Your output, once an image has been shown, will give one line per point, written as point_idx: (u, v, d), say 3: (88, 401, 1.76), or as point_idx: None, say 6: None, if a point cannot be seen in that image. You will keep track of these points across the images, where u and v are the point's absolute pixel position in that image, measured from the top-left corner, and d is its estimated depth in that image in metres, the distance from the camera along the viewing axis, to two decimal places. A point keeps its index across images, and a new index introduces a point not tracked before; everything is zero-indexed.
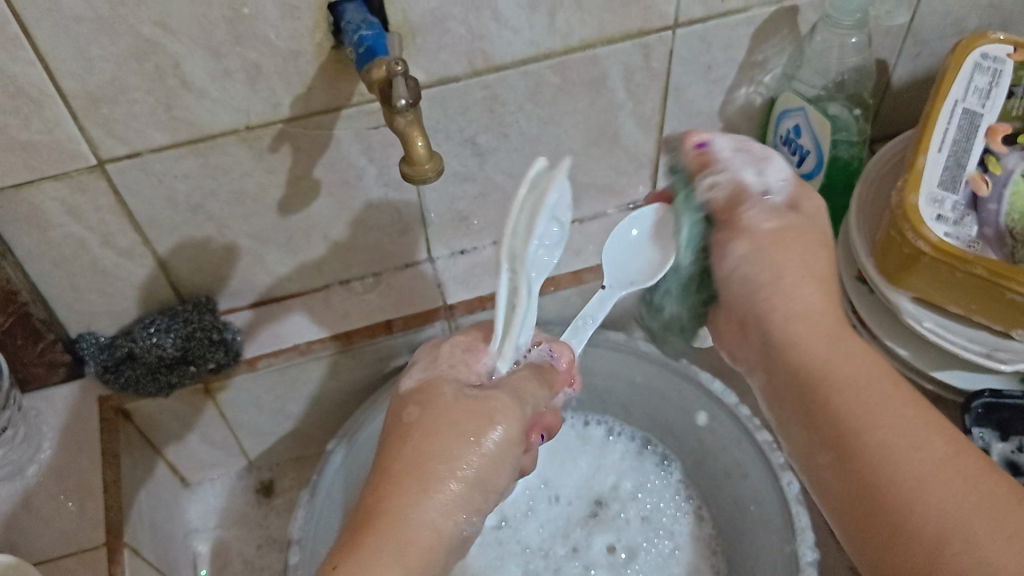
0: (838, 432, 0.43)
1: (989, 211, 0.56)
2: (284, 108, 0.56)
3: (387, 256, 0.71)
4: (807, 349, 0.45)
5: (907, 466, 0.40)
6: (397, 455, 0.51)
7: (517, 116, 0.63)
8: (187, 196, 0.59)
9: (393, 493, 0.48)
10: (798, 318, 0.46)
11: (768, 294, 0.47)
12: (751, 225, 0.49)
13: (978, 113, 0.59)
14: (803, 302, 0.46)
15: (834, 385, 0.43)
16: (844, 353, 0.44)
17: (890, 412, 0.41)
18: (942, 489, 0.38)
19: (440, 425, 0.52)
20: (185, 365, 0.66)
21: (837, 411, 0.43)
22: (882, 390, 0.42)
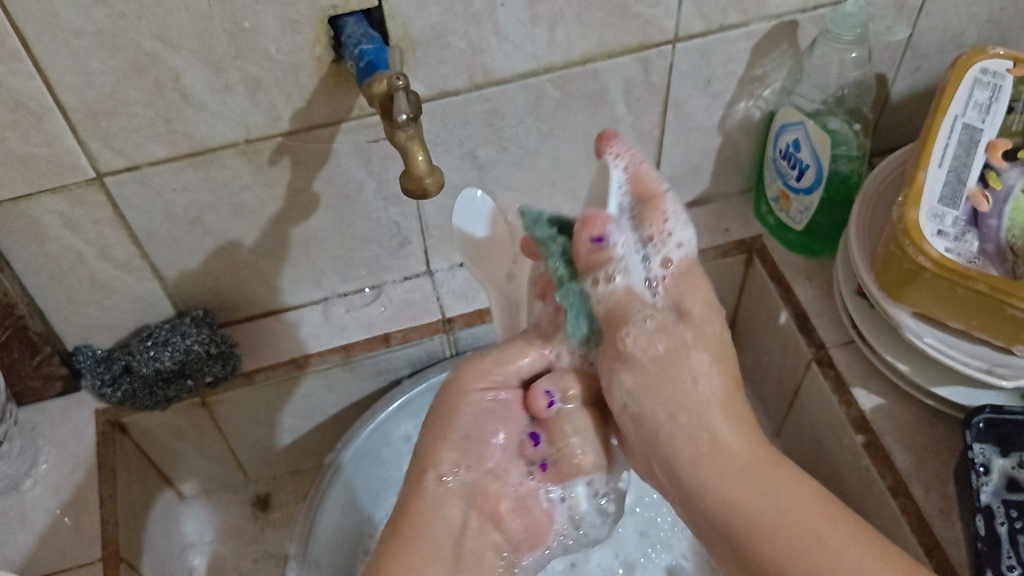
0: (754, 558, 0.50)
1: (989, 226, 0.57)
2: (284, 122, 0.56)
3: (386, 268, 0.70)
4: (717, 491, 0.52)
5: (816, 547, 0.49)
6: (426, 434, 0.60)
7: (516, 130, 0.63)
8: (185, 210, 0.59)
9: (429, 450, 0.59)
10: (720, 457, 0.53)
11: (689, 463, 0.54)
12: (635, 359, 0.56)
13: (978, 129, 0.59)
14: (729, 433, 0.54)
15: (755, 508, 0.51)
16: (784, 500, 0.51)
17: (783, 505, 0.51)
18: (830, 557, 0.48)
19: (458, 405, 0.59)
20: (183, 378, 0.65)
21: (755, 526, 0.51)
22: (765, 474, 0.52)
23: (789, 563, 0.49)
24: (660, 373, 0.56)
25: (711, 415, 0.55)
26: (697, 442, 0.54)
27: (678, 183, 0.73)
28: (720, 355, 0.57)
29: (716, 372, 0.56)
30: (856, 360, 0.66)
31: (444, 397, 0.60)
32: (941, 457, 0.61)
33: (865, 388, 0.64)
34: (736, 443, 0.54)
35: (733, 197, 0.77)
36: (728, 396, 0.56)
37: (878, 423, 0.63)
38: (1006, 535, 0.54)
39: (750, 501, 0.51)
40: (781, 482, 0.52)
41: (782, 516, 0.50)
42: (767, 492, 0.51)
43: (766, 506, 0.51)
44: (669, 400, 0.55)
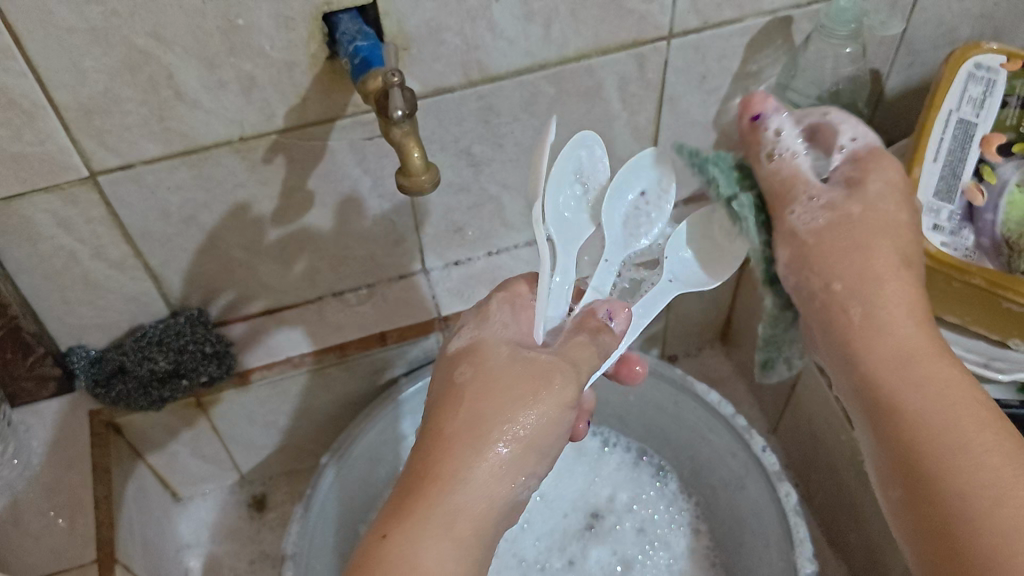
0: (878, 391, 0.47)
1: (984, 221, 0.56)
2: (278, 120, 0.56)
3: (381, 267, 0.70)
4: (873, 355, 0.47)
5: (942, 432, 0.44)
6: (450, 419, 0.46)
7: (512, 127, 0.62)
8: (179, 208, 0.59)
9: (447, 432, 0.46)
10: (871, 327, 0.48)
11: (823, 301, 0.49)
12: (794, 225, 0.51)
13: (972, 123, 0.59)
14: (853, 266, 0.49)
15: (885, 381, 0.47)
16: (946, 396, 0.45)
17: (967, 428, 0.43)
18: (1002, 488, 0.41)
19: (494, 389, 0.47)
20: (177, 379, 0.65)
21: (902, 400, 0.46)
22: (914, 356, 0.47)
23: (935, 451, 0.44)
24: (829, 238, 0.50)
25: (886, 285, 0.48)
26: (851, 308, 0.48)
27: None
28: (886, 229, 0.50)
29: (891, 252, 0.49)
30: None
31: (476, 371, 0.48)
32: None
33: None
34: (904, 296, 0.48)
35: None
36: (896, 263, 0.49)
37: None
38: None
39: (910, 384, 0.46)
40: (925, 357, 0.46)
41: (930, 387, 0.45)
42: (914, 348, 0.47)
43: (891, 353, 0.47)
44: (839, 270, 0.49)
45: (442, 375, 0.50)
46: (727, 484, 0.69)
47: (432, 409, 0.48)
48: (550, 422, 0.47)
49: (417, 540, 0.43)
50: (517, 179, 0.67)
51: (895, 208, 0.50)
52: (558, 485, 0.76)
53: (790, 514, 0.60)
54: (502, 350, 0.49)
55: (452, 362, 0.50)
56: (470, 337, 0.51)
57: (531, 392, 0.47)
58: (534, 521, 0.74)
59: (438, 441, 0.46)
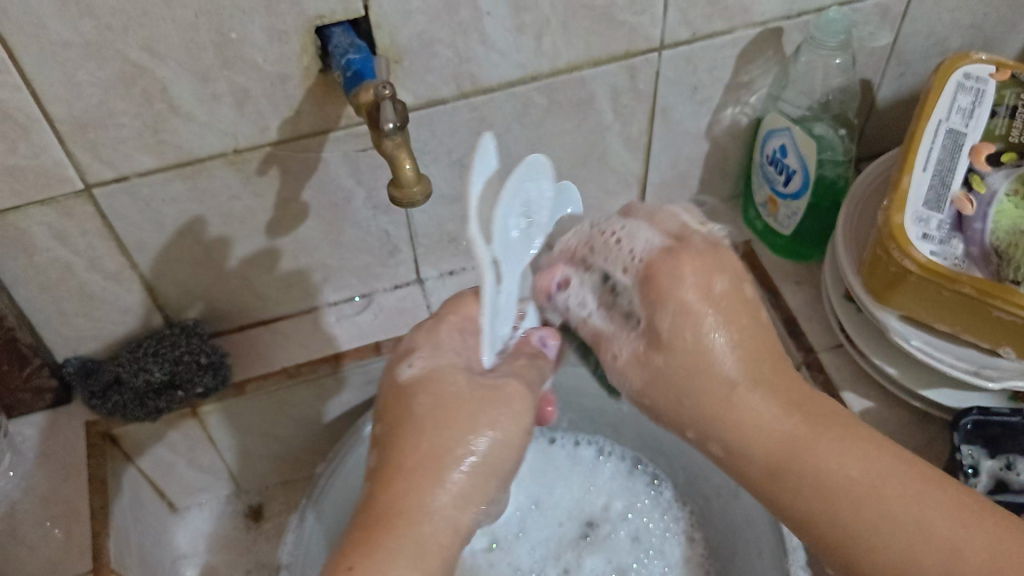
0: (808, 516, 0.45)
1: (974, 230, 0.55)
2: (272, 132, 0.56)
3: (376, 277, 0.71)
4: (755, 457, 0.46)
5: (858, 506, 0.43)
6: (413, 448, 0.48)
7: (504, 138, 0.63)
8: (175, 220, 0.59)
9: (410, 461, 0.47)
10: (748, 431, 0.46)
11: (676, 405, 0.47)
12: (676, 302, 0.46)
13: (962, 132, 0.60)
14: (749, 401, 0.46)
15: (812, 469, 0.44)
16: (860, 475, 0.43)
17: (889, 510, 0.42)
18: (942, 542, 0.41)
19: (452, 416, 0.48)
20: (173, 390, 0.65)
21: (809, 500, 0.44)
22: (828, 441, 0.45)
23: (862, 548, 0.43)
24: (671, 363, 0.47)
25: (741, 395, 0.46)
26: (770, 423, 0.46)
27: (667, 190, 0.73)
28: (727, 311, 0.46)
29: (739, 358, 0.46)
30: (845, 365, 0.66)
31: (435, 398, 0.49)
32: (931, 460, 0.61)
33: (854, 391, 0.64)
34: (768, 404, 0.46)
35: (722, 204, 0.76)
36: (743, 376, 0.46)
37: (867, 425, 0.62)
38: None
39: (822, 482, 0.44)
40: (825, 436, 0.45)
41: (850, 463, 0.44)
42: (806, 438, 0.45)
43: (822, 452, 0.44)
44: (699, 390, 0.46)
45: (394, 403, 0.51)
46: (722, 493, 0.69)
47: (389, 436, 0.49)
48: (507, 447, 0.49)
49: (390, 567, 0.44)
50: None
51: (709, 276, 0.46)
52: (551, 495, 0.76)
53: (784, 525, 0.60)
54: (460, 377, 0.51)
55: (404, 391, 0.51)
56: (423, 364, 0.52)
57: (487, 414, 0.49)
58: (526, 531, 0.74)
59: (401, 471, 0.47)
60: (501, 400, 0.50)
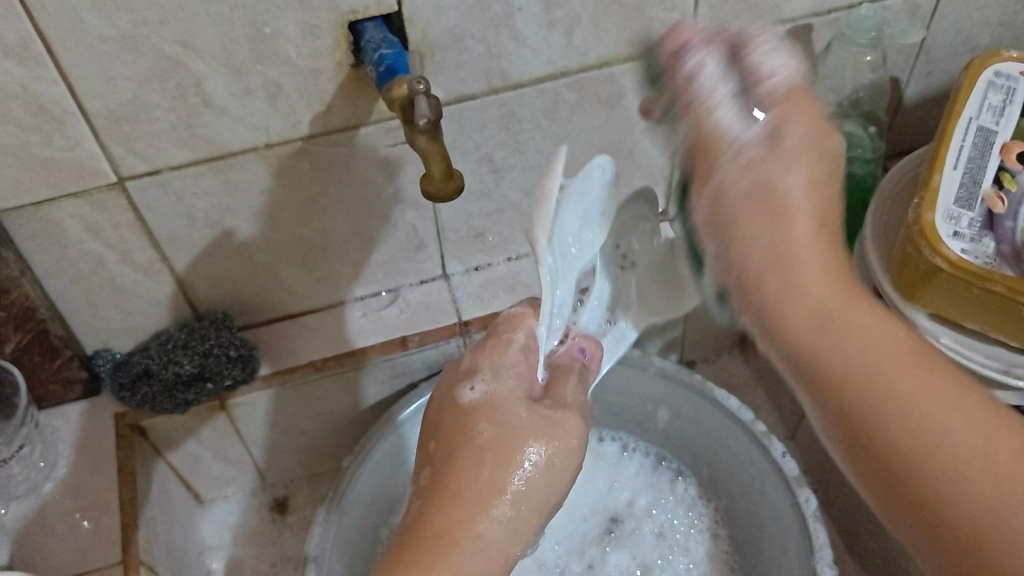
0: (804, 353, 0.40)
1: (1005, 228, 0.56)
2: (303, 126, 0.57)
3: (402, 272, 0.71)
4: (790, 304, 0.40)
5: (900, 391, 0.38)
6: (445, 469, 0.48)
7: (533, 133, 0.63)
8: (206, 214, 0.60)
9: (461, 490, 0.47)
10: (795, 285, 0.40)
11: (755, 280, 0.41)
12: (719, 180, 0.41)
13: (993, 130, 0.59)
14: (812, 262, 0.40)
15: (856, 389, 0.39)
16: (874, 344, 0.39)
17: (907, 404, 0.38)
18: (941, 426, 0.37)
19: (516, 441, 0.49)
20: (202, 383, 0.65)
21: (823, 350, 0.40)
22: (857, 312, 0.40)
23: (864, 415, 0.39)
24: (758, 202, 0.40)
25: (793, 218, 0.40)
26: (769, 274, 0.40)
27: None
28: (807, 167, 0.40)
29: (814, 233, 0.40)
30: None
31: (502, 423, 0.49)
32: None
33: None
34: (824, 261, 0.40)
35: None
36: (807, 261, 0.40)
37: None
38: None
39: (838, 343, 0.39)
40: (859, 320, 0.40)
41: (871, 351, 0.39)
42: (841, 315, 0.40)
43: (851, 335, 0.39)
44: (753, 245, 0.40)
45: (453, 427, 0.51)
46: (748, 490, 0.69)
47: (442, 459, 0.50)
48: (540, 483, 0.49)
49: None
50: (538, 186, 0.67)
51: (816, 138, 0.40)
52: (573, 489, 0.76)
53: (810, 520, 0.60)
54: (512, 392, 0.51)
55: (464, 420, 0.50)
56: (485, 388, 0.51)
57: (549, 441, 0.49)
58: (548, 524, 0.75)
59: (438, 492, 0.48)
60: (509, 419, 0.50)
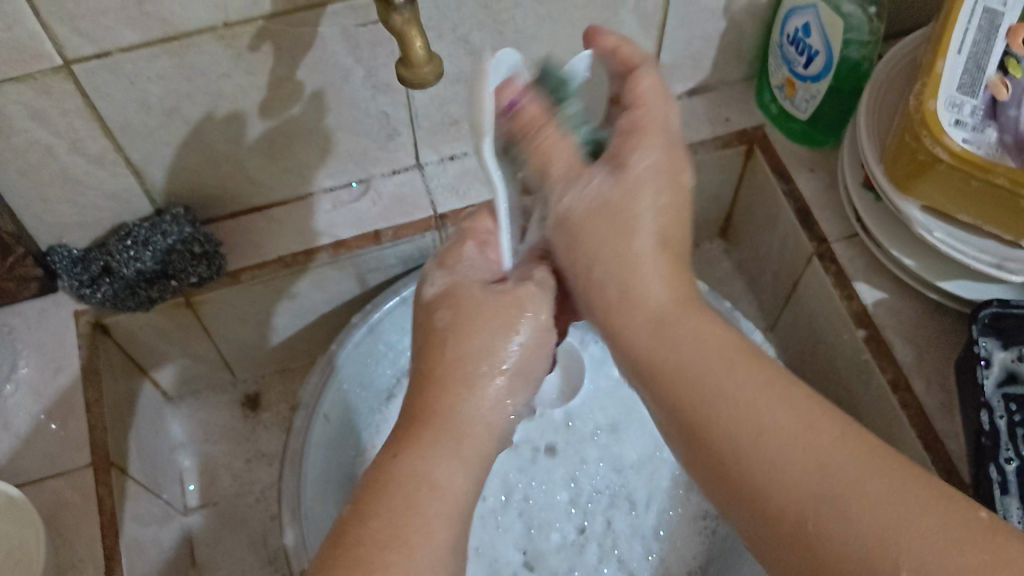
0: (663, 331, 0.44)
1: (1008, 117, 0.52)
2: (264, 4, 0.52)
3: (373, 161, 0.67)
4: (632, 300, 0.46)
5: (711, 383, 0.41)
6: (439, 358, 0.47)
7: (513, 12, 0.59)
8: (161, 99, 0.56)
9: (461, 412, 0.45)
10: (636, 283, 0.46)
11: (608, 307, 0.47)
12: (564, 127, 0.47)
13: (999, 12, 0.55)
14: (643, 271, 0.47)
15: (683, 359, 0.43)
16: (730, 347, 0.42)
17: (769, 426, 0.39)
18: (791, 444, 0.38)
19: (452, 364, 0.47)
20: (165, 280, 0.62)
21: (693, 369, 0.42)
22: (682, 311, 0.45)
23: (708, 411, 0.41)
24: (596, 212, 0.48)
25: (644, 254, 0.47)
26: (631, 307, 0.46)
27: (677, 72, 0.70)
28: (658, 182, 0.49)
29: (660, 257, 0.47)
30: (858, 255, 0.63)
31: (426, 362, 0.48)
32: (942, 353, 0.60)
33: (867, 283, 0.62)
34: (713, 329, 0.44)
35: (735, 85, 0.72)
36: (679, 194, 0.50)
37: (880, 317, 0.61)
38: (1004, 429, 0.56)
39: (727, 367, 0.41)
40: (690, 323, 0.44)
41: (733, 364, 0.42)
42: (709, 338, 0.43)
43: (681, 326, 0.44)
44: (601, 254, 0.48)
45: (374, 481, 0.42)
46: None
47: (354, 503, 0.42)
48: (536, 345, 0.48)
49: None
50: None
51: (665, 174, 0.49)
52: (594, 442, 0.78)
53: None
54: (593, 208, 0.48)
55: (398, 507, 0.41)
56: (444, 283, 0.51)
57: (501, 319, 0.48)
58: (572, 469, 0.77)
59: (414, 424, 0.45)
60: (671, 169, 0.49)
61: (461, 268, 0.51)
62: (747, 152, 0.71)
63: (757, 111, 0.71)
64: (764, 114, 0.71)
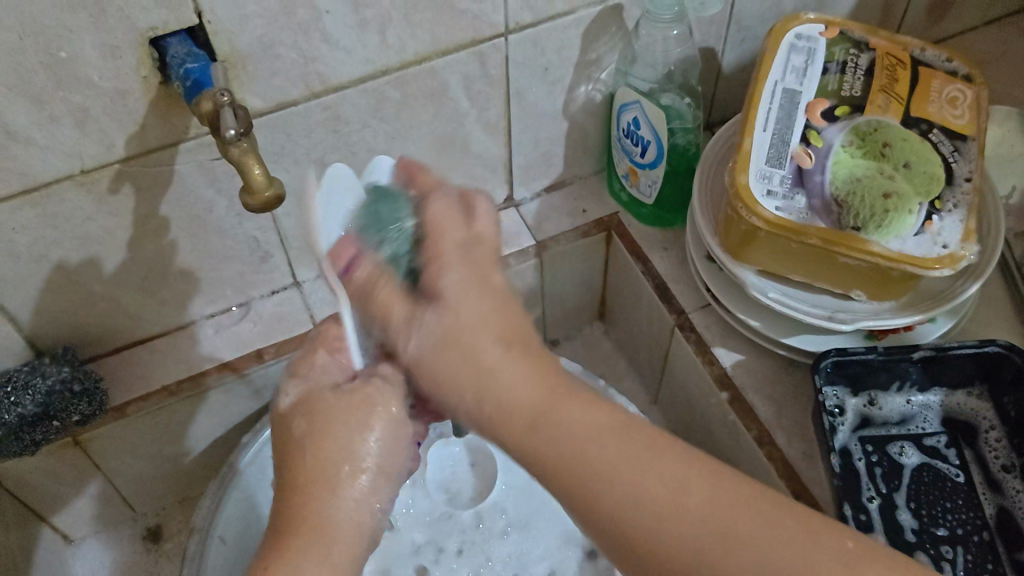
0: (539, 441, 0.40)
1: (814, 183, 0.58)
2: (119, 149, 0.55)
3: (251, 285, 0.70)
4: (516, 410, 0.40)
5: (591, 462, 0.39)
6: (300, 468, 0.48)
7: (363, 133, 0.63)
8: (28, 248, 0.58)
9: (329, 519, 0.47)
10: (496, 392, 0.41)
11: (490, 416, 0.41)
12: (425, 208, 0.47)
13: (797, 91, 0.62)
14: (513, 373, 0.41)
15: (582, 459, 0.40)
16: (594, 423, 0.40)
17: (657, 490, 0.39)
18: (686, 512, 0.38)
19: (310, 468, 0.48)
20: (48, 421, 0.63)
21: (557, 455, 0.40)
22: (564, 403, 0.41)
23: (591, 495, 0.39)
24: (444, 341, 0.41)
25: (484, 347, 0.41)
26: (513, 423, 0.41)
27: (531, 172, 0.75)
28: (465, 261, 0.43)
29: (503, 350, 0.41)
30: (714, 323, 0.68)
31: (286, 468, 0.49)
32: (799, 404, 0.63)
33: (725, 347, 0.66)
34: (585, 409, 0.40)
35: (589, 178, 0.78)
36: (504, 298, 0.43)
37: (739, 378, 0.65)
38: (863, 469, 0.61)
39: (597, 453, 0.39)
40: (573, 399, 0.41)
41: (597, 435, 0.40)
42: (559, 404, 0.40)
43: (574, 423, 0.40)
44: (447, 377, 0.41)
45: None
46: None
47: None
48: (393, 441, 0.49)
49: None
50: None
51: (454, 229, 0.44)
52: (502, 534, 0.76)
53: None
54: (436, 340, 0.42)
55: None
56: (298, 392, 0.52)
57: (353, 415, 0.49)
58: (477, 565, 0.75)
59: (282, 537, 0.47)
60: (476, 229, 0.44)
61: (314, 374, 0.53)
62: (607, 239, 0.76)
63: (611, 201, 0.76)
64: (616, 203, 0.76)
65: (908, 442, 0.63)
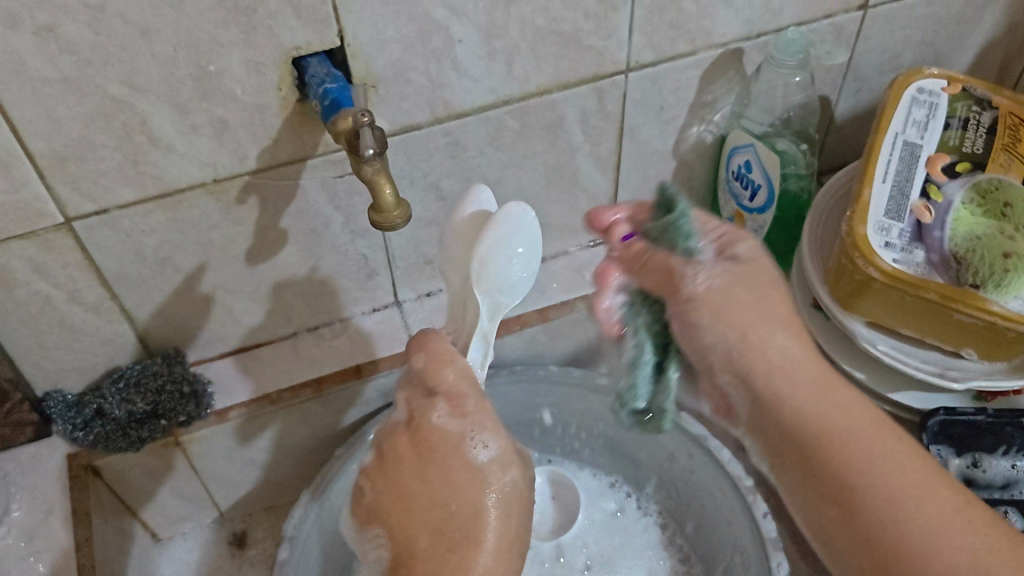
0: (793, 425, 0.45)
1: (933, 238, 0.57)
2: (250, 161, 0.57)
3: (354, 301, 0.71)
4: (786, 384, 0.45)
5: (839, 436, 0.43)
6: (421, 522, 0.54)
7: (478, 160, 0.65)
8: (154, 251, 0.60)
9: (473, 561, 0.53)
10: (762, 359, 0.46)
11: (762, 371, 0.46)
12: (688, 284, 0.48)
13: (917, 144, 0.62)
14: (789, 347, 0.47)
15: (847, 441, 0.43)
16: (846, 411, 0.44)
17: (905, 502, 0.41)
18: (934, 526, 0.40)
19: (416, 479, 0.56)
20: (156, 420, 0.66)
21: (843, 443, 0.43)
22: (846, 400, 0.45)
23: (850, 492, 0.42)
24: (727, 299, 0.47)
25: (770, 335, 0.47)
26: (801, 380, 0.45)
27: None
28: (747, 271, 0.49)
29: (793, 339, 0.47)
30: None
31: (392, 491, 0.56)
32: None
33: None
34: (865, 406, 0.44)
35: None
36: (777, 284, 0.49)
37: None
38: None
39: (858, 437, 0.43)
40: (847, 390, 0.45)
41: (879, 440, 0.43)
42: (843, 391, 0.45)
43: (802, 403, 0.45)
44: (739, 320, 0.47)
45: None
46: (703, 501, 0.71)
47: None
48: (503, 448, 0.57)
49: None
50: None
51: (733, 247, 0.50)
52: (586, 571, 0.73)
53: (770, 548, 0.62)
54: (721, 290, 0.48)
55: None
56: (409, 405, 0.58)
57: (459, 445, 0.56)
58: None
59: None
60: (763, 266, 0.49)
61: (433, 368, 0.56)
62: None
63: None
64: None
65: (1013, 507, 0.60)
